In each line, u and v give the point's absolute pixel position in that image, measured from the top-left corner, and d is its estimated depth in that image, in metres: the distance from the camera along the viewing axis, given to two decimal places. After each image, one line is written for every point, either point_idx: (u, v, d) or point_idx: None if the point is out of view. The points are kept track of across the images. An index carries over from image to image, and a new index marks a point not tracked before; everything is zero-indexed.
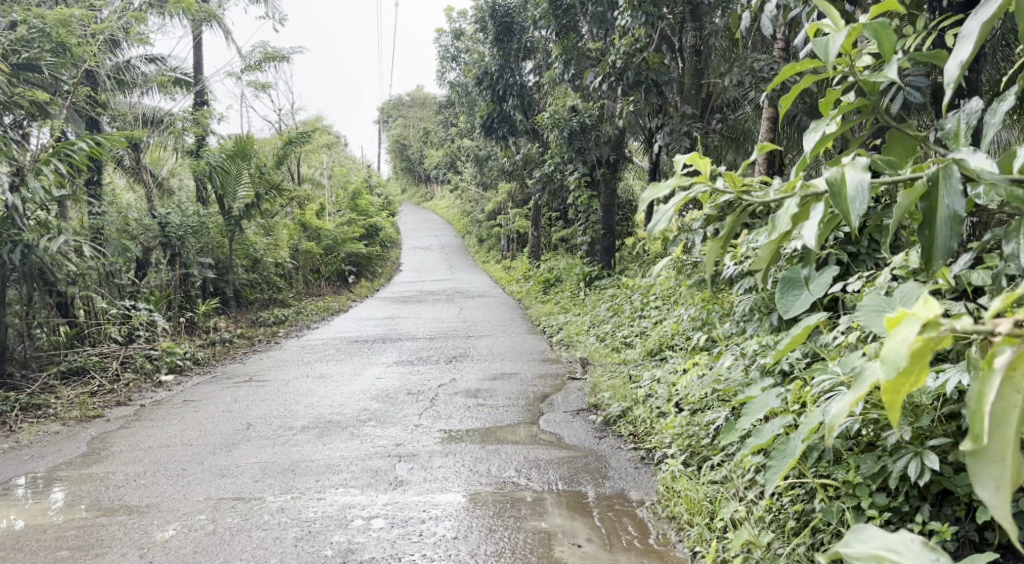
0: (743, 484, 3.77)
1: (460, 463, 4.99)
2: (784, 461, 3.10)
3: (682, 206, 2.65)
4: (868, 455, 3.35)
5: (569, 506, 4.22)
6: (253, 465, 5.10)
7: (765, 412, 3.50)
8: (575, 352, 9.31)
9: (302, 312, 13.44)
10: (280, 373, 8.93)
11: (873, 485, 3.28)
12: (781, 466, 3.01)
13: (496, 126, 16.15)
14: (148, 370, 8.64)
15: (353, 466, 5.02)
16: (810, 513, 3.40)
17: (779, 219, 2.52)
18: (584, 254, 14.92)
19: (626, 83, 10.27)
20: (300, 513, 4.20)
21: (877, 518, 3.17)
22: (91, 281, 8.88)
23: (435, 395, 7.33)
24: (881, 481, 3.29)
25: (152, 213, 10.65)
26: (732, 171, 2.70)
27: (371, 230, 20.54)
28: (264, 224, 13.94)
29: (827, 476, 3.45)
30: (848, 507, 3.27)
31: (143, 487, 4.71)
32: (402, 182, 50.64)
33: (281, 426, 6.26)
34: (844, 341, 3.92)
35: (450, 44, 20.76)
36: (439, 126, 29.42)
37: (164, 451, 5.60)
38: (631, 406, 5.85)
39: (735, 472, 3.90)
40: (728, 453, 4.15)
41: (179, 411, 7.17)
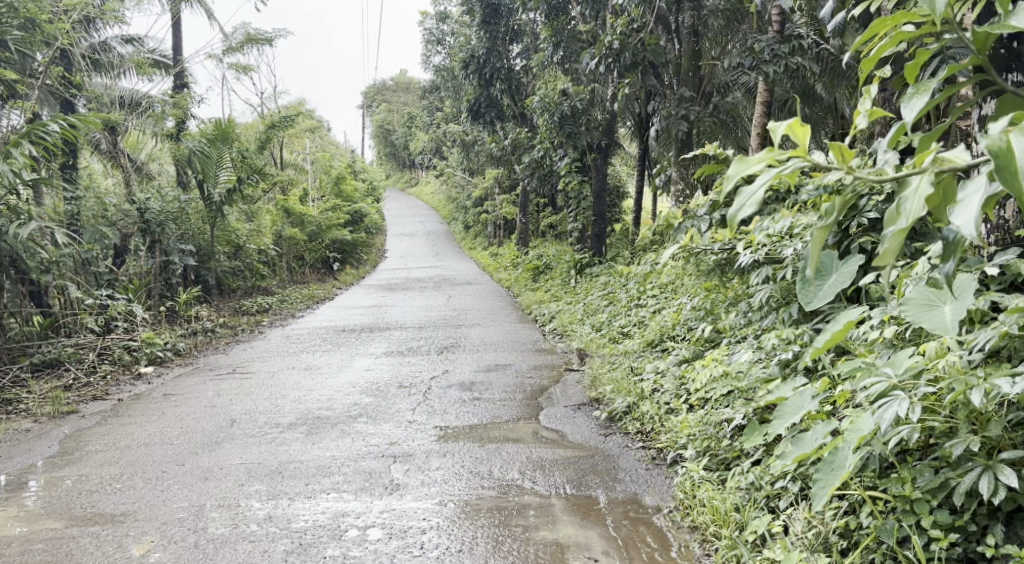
0: (773, 494, 3.59)
1: (459, 464, 4.68)
2: (831, 475, 3.11)
3: (778, 181, 2.39)
4: (926, 467, 3.16)
5: (582, 513, 3.94)
6: (238, 467, 4.77)
7: (799, 415, 3.48)
8: (571, 342, 9.01)
9: (286, 301, 13.06)
10: (265, 364, 8.59)
11: (933, 501, 3.08)
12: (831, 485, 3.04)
13: (483, 111, 15.77)
14: (127, 362, 8.28)
15: (345, 468, 4.70)
16: (859, 531, 3.22)
17: (909, 202, 2.34)
18: (573, 241, 14.62)
19: (623, 64, 9.94)
20: (290, 523, 3.89)
21: (943, 540, 2.99)
22: (66, 269, 8.50)
23: (428, 388, 7.03)
24: (942, 496, 3.10)
25: (130, 199, 10.27)
26: (842, 143, 2.47)
27: (355, 216, 20.11)
28: (246, 210, 13.53)
29: (876, 488, 3.27)
30: (906, 526, 3.09)
31: (119, 493, 4.37)
32: (386, 168, 49.98)
33: (266, 423, 5.94)
34: (879, 337, 3.70)
35: (435, 27, 20.31)
36: (423, 112, 28.91)
37: (143, 451, 5.27)
38: (637, 399, 5.56)
39: (763, 479, 3.70)
40: (752, 457, 3.92)
41: (159, 406, 6.83)
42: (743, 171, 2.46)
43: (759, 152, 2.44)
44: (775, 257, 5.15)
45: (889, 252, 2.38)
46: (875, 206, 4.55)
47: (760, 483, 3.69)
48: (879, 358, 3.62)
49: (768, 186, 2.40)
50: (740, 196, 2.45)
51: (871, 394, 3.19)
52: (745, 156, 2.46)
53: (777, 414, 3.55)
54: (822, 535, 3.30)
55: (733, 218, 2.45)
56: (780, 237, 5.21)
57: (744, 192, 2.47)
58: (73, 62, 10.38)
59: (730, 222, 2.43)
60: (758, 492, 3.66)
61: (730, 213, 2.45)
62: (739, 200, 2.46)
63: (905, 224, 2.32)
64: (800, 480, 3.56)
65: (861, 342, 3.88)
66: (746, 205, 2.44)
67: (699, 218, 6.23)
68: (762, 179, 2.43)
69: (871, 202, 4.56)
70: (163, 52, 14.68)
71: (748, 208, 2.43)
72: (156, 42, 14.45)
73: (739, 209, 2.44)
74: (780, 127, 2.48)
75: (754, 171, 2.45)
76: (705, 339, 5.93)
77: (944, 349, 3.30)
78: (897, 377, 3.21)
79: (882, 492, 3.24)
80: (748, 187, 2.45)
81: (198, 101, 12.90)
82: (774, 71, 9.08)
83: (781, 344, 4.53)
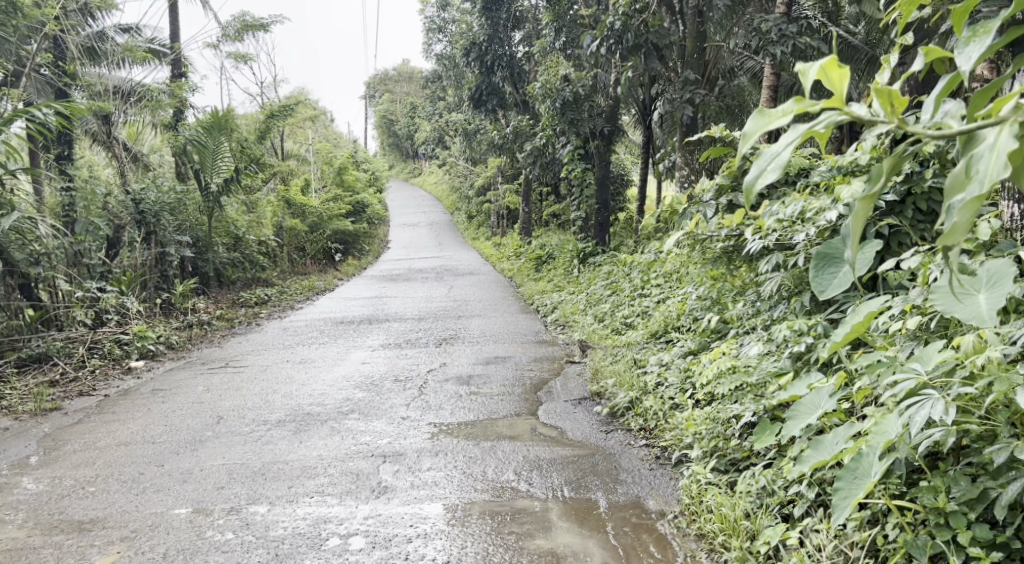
0: (788, 501, 3.34)
1: (451, 464, 4.43)
2: (854, 481, 2.93)
3: (808, 140, 2.09)
4: (962, 476, 2.91)
5: (579, 519, 3.69)
6: (218, 468, 4.53)
7: (817, 415, 3.29)
8: (573, 333, 8.74)
9: (286, 293, 12.82)
10: (259, 358, 8.34)
11: (972, 514, 2.84)
12: (857, 490, 2.88)
13: (485, 99, 15.40)
14: (117, 356, 8.04)
15: (331, 469, 4.44)
16: (888, 546, 2.97)
17: (982, 163, 2.03)
18: (577, 230, 14.33)
19: (626, 46, 9.60)
20: (267, 531, 3.67)
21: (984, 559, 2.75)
22: (57, 261, 8.28)
23: (424, 382, 6.78)
24: (981, 509, 2.85)
25: (124, 188, 10.03)
26: (887, 91, 2.12)
27: (357, 207, 19.82)
28: (245, 200, 13.27)
29: (905, 498, 3.03)
30: (942, 542, 2.85)
31: (91, 497, 4.13)
32: (390, 158, 49.54)
33: (254, 420, 5.69)
34: (901, 328, 3.45)
35: (436, 15, 19.95)
36: (426, 101, 28.54)
37: (122, 450, 5.03)
38: (640, 394, 5.29)
39: (777, 483, 3.43)
40: (765, 459, 3.66)
41: (146, 402, 6.58)
42: (763, 128, 2.15)
43: (784, 105, 2.14)
44: (786, 244, 4.82)
45: (959, 227, 2.02)
46: (894, 187, 4.30)
47: (773, 489, 3.42)
48: (903, 351, 3.35)
49: (794, 146, 2.10)
50: (761, 159, 2.14)
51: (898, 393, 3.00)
52: (767, 110, 2.15)
53: (790, 414, 3.37)
54: (844, 549, 3.05)
55: (751, 186, 2.14)
56: (792, 223, 4.88)
57: (767, 154, 2.15)
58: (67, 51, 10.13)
59: (746, 192, 2.11)
60: (770, 499, 3.40)
61: (750, 178, 2.13)
62: (760, 164, 2.14)
63: (977, 190, 2.01)
64: (816, 486, 3.31)
65: (881, 334, 3.62)
66: (769, 170, 2.12)
67: (705, 203, 5.93)
68: (788, 138, 2.12)
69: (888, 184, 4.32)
70: (161, 41, 14.41)
71: (770, 173, 2.12)
72: (153, 31, 14.19)
73: (759, 174, 2.13)
74: (812, 72, 2.14)
75: (777, 129, 2.15)
76: (712, 330, 5.67)
77: (983, 344, 3.02)
78: (927, 375, 3.01)
79: (910, 502, 2.99)
80: (770, 148, 2.14)
81: (194, 90, 12.63)
82: (782, 51, 8.73)
83: (793, 336, 4.23)
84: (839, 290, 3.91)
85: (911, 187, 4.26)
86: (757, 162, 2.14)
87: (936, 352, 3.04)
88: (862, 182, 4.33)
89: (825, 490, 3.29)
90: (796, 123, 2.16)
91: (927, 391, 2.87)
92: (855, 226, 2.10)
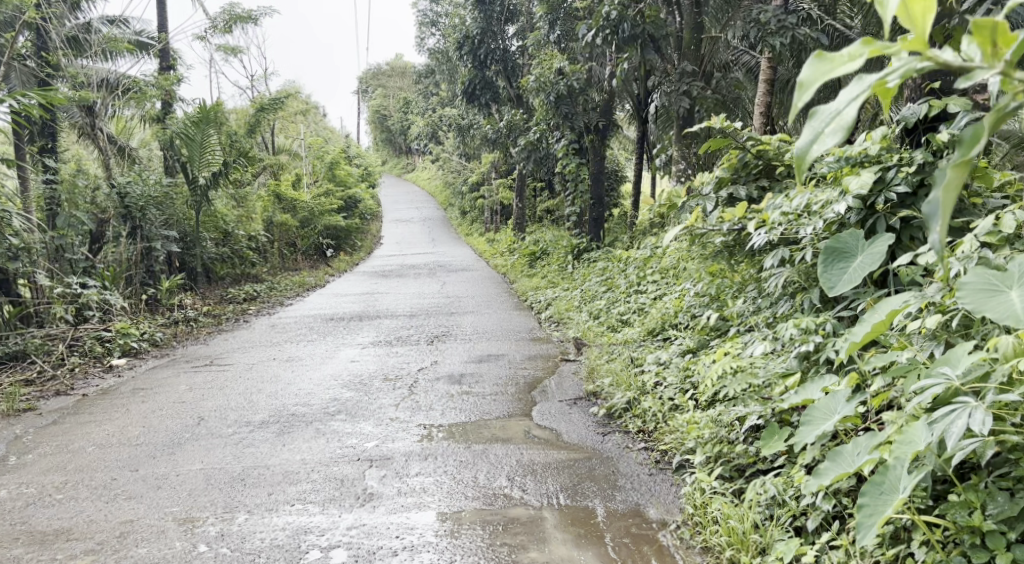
0: (800, 513, 3.16)
1: (441, 469, 4.21)
2: (879, 497, 2.83)
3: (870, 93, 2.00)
4: (999, 491, 2.76)
5: (576, 529, 3.49)
6: (195, 472, 4.31)
7: (832, 422, 3.14)
8: (568, 330, 8.52)
9: (275, 289, 12.55)
10: (245, 355, 8.09)
11: (1010, 534, 2.69)
12: (883, 508, 2.78)
13: (478, 94, 15.01)
14: (98, 354, 7.79)
15: (314, 474, 4.22)
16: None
17: None
18: (572, 226, 14.10)
19: (622, 37, 9.36)
20: (244, 543, 3.50)
21: None
22: (38, 256, 8.03)
23: (414, 381, 6.55)
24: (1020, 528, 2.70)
25: (108, 181, 9.77)
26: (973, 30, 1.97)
27: (349, 202, 19.53)
28: (235, 195, 13.02)
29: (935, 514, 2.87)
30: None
31: (57, 505, 3.91)
32: (383, 154, 49.12)
33: (236, 421, 5.45)
34: (920, 327, 3.26)
35: (429, 9, 19.67)
36: (419, 96, 28.23)
37: (95, 453, 4.80)
38: (638, 395, 5.07)
39: (787, 492, 3.24)
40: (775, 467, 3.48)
41: (125, 402, 6.34)
42: (821, 78, 2.06)
43: (849, 51, 2.04)
44: (791, 237, 4.56)
45: None
46: (905, 178, 4.09)
47: (784, 499, 3.23)
48: (923, 352, 3.18)
49: (855, 103, 2.00)
50: (818, 119, 2.06)
51: (926, 400, 2.91)
52: (829, 58, 2.05)
53: (804, 420, 3.23)
54: None
55: (802, 152, 2.06)
56: (797, 216, 4.62)
57: (827, 110, 2.06)
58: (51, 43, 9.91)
59: (798, 156, 2.05)
60: (782, 510, 3.21)
61: (807, 140, 2.06)
62: (814, 125, 2.07)
63: None
64: (833, 497, 3.11)
65: (896, 333, 3.43)
66: (826, 134, 2.04)
67: (705, 196, 5.75)
68: (848, 93, 2.03)
69: (900, 174, 4.11)
70: (148, 33, 14.14)
71: (831, 134, 2.03)
72: (141, 23, 13.92)
73: (816, 136, 2.05)
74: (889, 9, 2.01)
75: (839, 78, 2.06)
76: (711, 328, 5.48)
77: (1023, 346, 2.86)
78: (958, 379, 2.90)
79: (937, 518, 2.84)
80: (829, 105, 2.05)
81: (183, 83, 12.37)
82: (781, 42, 8.51)
83: (800, 335, 4.03)
84: (849, 286, 3.88)
85: (924, 177, 4.05)
86: (810, 123, 2.07)
87: (965, 353, 2.92)
88: (871, 173, 4.12)
89: (840, 502, 3.12)
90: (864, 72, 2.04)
91: (961, 399, 2.79)
92: (945, 196, 1.98)
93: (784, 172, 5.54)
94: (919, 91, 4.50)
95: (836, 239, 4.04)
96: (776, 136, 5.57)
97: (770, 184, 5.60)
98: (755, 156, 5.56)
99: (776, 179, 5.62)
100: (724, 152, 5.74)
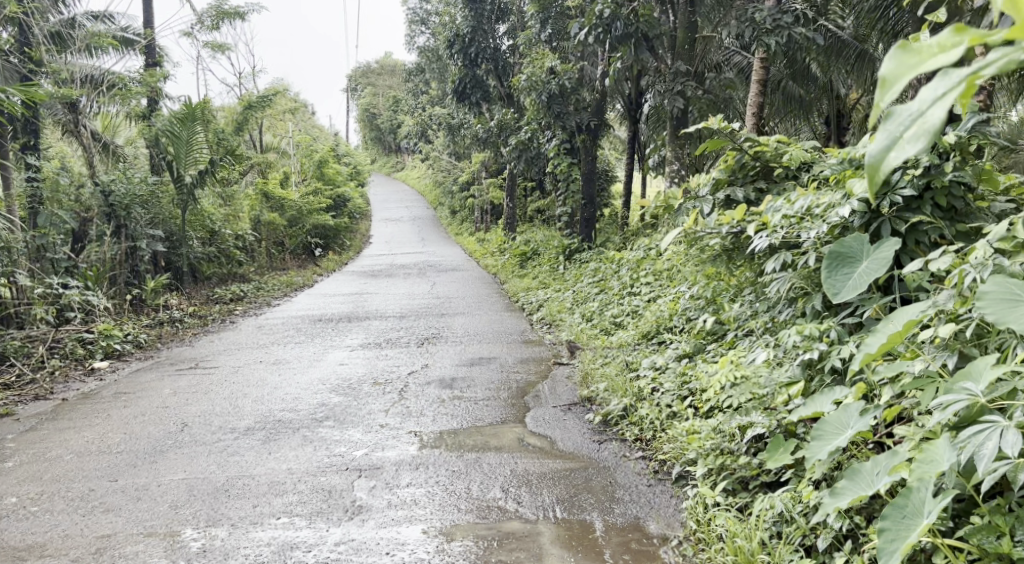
0: (808, 532, 3.13)
1: (433, 479, 4.07)
2: (898, 523, 2.79)
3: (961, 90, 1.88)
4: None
5: (574, 546, 3.42)
6: (177, 483, 4.16)
7: (847, 438, 3.09)
8: (560, 333, 8.37)
9: (263, 289, 12.37)
10: (231, 358, 7.93)
11: None
12: (906, 536, 2.74)
13: (469, 93, 14.87)
14: (79, 356, 7.61)
15: (301, 484, 4.08)
16: None
17: None
18: (563, 226, 13.97)
19: (615, 35, 9.22)
20: (225, 559, 3.40)
21: None
22: (17, 256, 7.83)
23: (404, 385, 6.41)
24: None
25: (92, 179, 9.57)
26: None
27: (338, 201, 19.34)
28: (221, 193, 12.82)
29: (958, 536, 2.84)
30: None
31: (29, 519, 3.77)
32: (373, 153, 48.84)
33: (220, 428, 5.29)
34: (934, 338, 3.21)
35: (419, 7, 19.46)
36: (409, 95, 28.01)
37: (73, 462, 4.64)
38: (634, 401, 4.94)
39: (795, 509, 3.21)
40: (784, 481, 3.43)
41: (106, 407, 6.17)
42: (907, 70, 1.94)
43: (939, 41, 1.92)
44: (793, 241, 4.44)
45: None
46: (910, 181, 3.98)
47: (792, 515, 3.20)
48: (938, 363, 3.13)
49: (942, 102, 1.89)
50: (897, 122, 1.95)
51: (950, 415, 2.86)
52: (915, 50, 1.94)
53: (815, 433, 3.20)
54: None
55: (878, 158, 1.95)
56: (799, 219, 4.48)
57: (909, 110, 1.94)
58: (33, 38, 9.68)
59: (874, 164, 1.93)
60: (791, 527, 3.17)
61: (882, 146, 1.95)
62: (892, 129, 1.95)
63: None
64: (845, 517, 3.07)
65: (908, 343, 3.35)
66: (905, 139, 1.92)
67: (701, 198, 5.59)
68: (933, 90, 1.91)
69: (904, 176, 4.00)
70: (134, 29, 13.90)
71: (914, 136, 1.91)
72: (126, 19, 13.69)
73: (895, 140, 1.94)
74: None
75: (926, 71, 1.94)
76: (707, 332, 5.37)
77: None
78: (982, 394, 2.84)
79: (960, 541, 2.81)
80: (910, 105, 1.93)
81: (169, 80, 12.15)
82: (776, 42, 8.38)
83: (803, 342, 3.91)
84: (854, 293, 3.77)
85: (928, 180, 3.95)
86: (887, 126, 1.96)
87: (986, 364, 2.88)
88: (875, 175, 4.00)
89: (851, 521, 3.08)
90: (954, 64, 1.92)
91: (992, 418, 2.75)
92: None
93: (783, 173, 5.42)
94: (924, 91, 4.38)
95: (840, 243, 3.94)
96: (775, 137, 5.45)
97: (767, 186, 5.48)
98: (753, 157, 5.45)
99: (774, 181, 5.50)
100: (721, 154, 5.61)
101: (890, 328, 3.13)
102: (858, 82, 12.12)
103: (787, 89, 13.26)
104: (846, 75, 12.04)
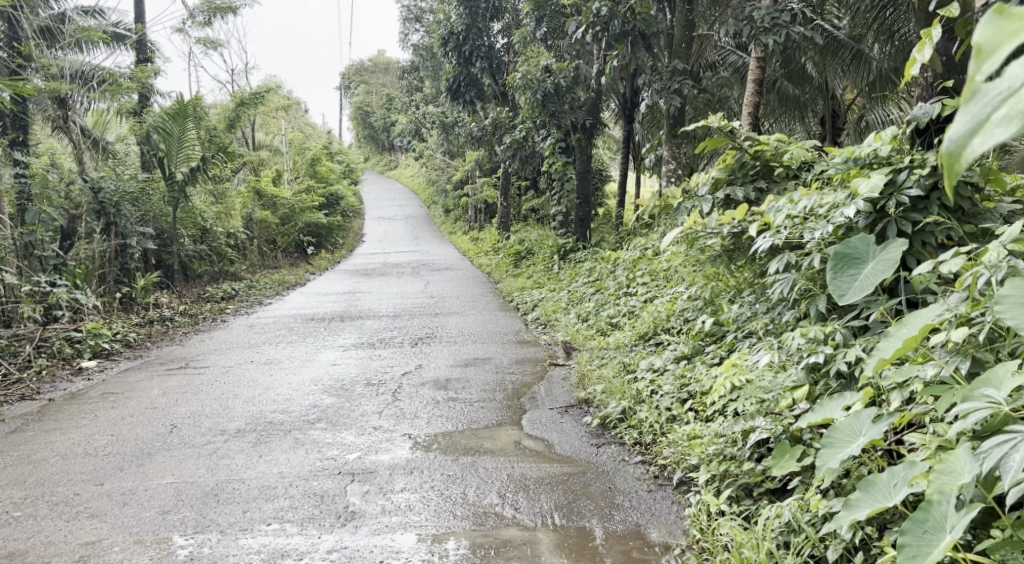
0: (821, 543, 3.10)
1: (428, 484, 3.98)
2: (918, 536, 2.76)
3: None
4: None
5: (574, 555, 3.36)
6: (165, 487, 4.05)
7: (861, 447, 3.05)
8: (555, 333, 8.27)
9: (255, 287, 12.23)
10: (221, 357, 7.82)
11: None
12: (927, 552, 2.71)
13: (463, 91, 14.74)
14: (67, 355, 7.48)
15: (292, 489, 3.98)
16: None
17: None
18: (557, 225, 13.86)
19: (612, 33, 9.12)
20: None
21: None
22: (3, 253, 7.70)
23: (398, 387, 6.31)
24: None
25: (80, 176, 9.42)
26: None
27: (331, 199, 19.18)
28: (213, 190, 12.69)
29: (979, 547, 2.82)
30: None
31: (11, 526, 3.67)
32: (365, 151, 48.63)
33: (210, 430, 5.18)
34: (949, 342, 3.17)
35: (414, 4, 19.31)
36: (402, 92, 27.83)
37: (57, 465, 4.52)
38: (632, 404, 4.84)
39: (807, 519, 3.19)
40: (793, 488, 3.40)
41: (94, 408, 6.05)
42: (1003, 41, 1.80)
43: None
44: (796, 242, 4.37)
45: None
46: (917, 180, 3.91)
47: (799, 525, 3.18)
48: (953, 368, 3.09)
49: None
50: (982, 104, 1.82)
51: (970, 424, 2.82)
52: (1008, 20, 1.81)
53: (826, 441, 3.19)
54: None
55: (960, 145, 1.82)
56: (802, 219, 4.40)
57: (995, 90, 1.82)
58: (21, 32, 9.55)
59: (957, 152, 1.80)
60: (799, 538, 3.14)
61: (967, 131, 1.81)
62: (975, 111, 1.83)
63: None
64: (859, 528, 3.05)
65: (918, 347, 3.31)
66: (993, 122, 1.80)
67: (700, 198, 5.50)
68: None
69: (911, 176, 3.93)
70: (125, 24, 13.73)
71: (1007, 116, 1.79)
72: (118, 14, 13.52)
73: (980, 124, 1.81)
74: None
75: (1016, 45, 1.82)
76: (707, 333, 5.29)
77: None
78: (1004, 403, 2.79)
79: (981, 553, 2.78)
80: (999, 85, 1.81)
81: (160, 76, 12.01)
82: (774, 40, 8.29)
83: (808, 345, 3.84)
84: (861, 294, 3.70)
85: (935, 180, 3.90)
86: (971, 107, 1.83)
87: (1007, 371, 2.83)
88: (881, 175, 3.94)
89: (859, 532, 3.06)
90: None
91: (1015, 428, 2.70)
92: None
93: (783, 173, 5.34)
94: (930, 90, 4.28)
95: (845, 244, 3.87)
96: (775, 136, 5.37)
97: (767, 185, 5.40)
98: (753, 156, 5.37)
99: (775, 181, 5.42)
100: (721, 153, 5.52)
101: (904, 332, 3.19)
102: (855, 83, 12.06)
103: (783, 89, 13.20)
104: (843, 75, 11.97)
